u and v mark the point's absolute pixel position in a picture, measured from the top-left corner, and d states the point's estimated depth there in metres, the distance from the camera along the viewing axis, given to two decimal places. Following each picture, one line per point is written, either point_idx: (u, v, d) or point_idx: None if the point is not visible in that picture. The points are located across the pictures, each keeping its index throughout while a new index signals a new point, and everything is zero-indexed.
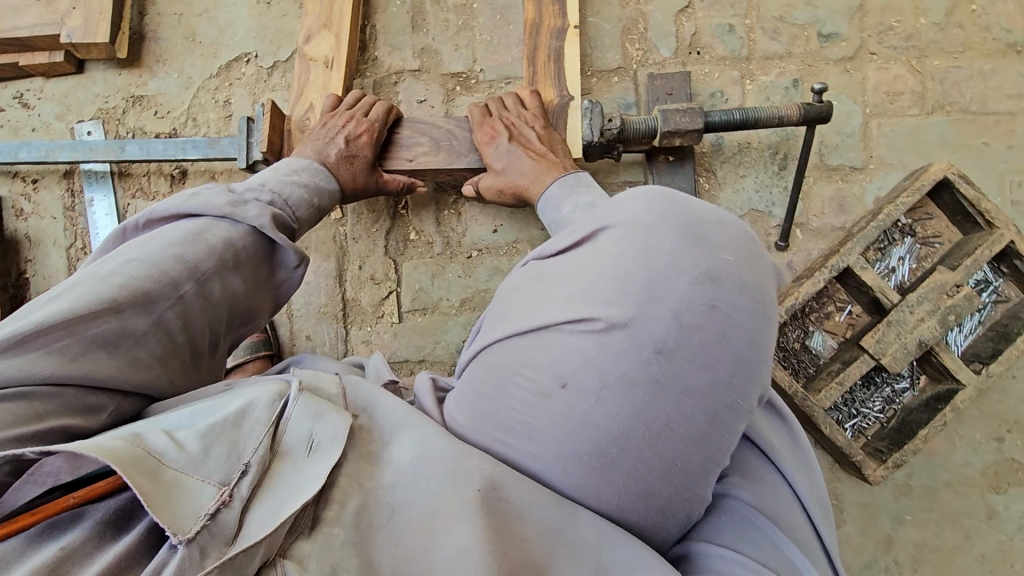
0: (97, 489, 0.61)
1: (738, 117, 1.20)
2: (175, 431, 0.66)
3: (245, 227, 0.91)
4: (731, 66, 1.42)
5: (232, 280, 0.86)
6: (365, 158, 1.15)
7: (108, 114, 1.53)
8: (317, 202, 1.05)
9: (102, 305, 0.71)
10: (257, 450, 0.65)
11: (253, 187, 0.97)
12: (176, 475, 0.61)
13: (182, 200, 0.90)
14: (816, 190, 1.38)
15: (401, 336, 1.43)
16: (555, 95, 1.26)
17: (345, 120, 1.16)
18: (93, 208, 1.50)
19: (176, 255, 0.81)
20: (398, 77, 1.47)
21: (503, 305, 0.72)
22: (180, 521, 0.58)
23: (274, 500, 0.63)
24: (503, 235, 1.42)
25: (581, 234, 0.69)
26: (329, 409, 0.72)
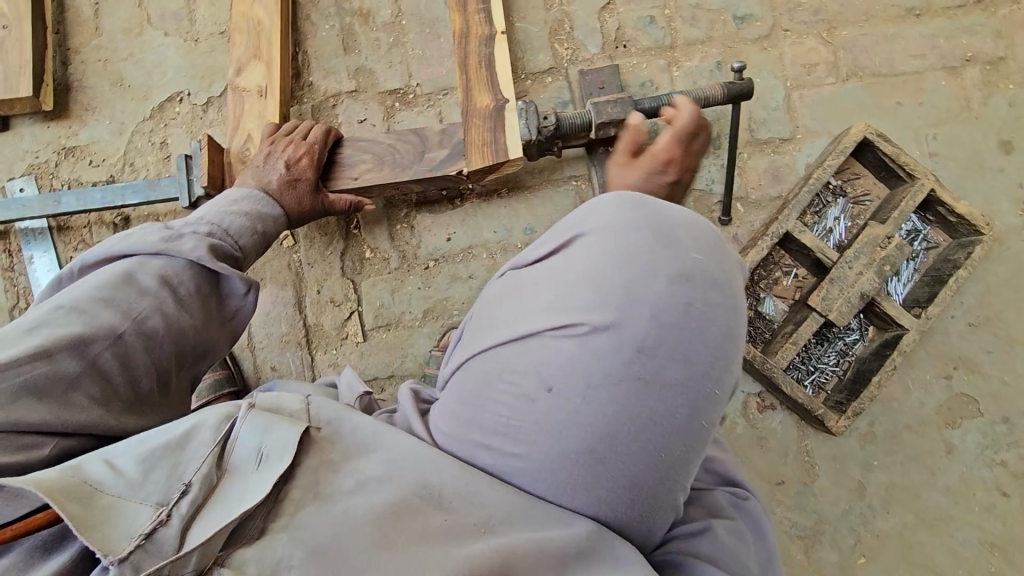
0: (31, 524, 0.58)
1: (666, 102, 1.25)
2: (117, 458, 0.66)
3: (183, 263, 0.89)
4: (656, 56, 1.47)
5: (176, 314, 0.86)
6: (309, 180, 1.15)
7: (40, 169, 1.49)
8: (260, 228, 1.03)
9: (31, 352, 0.69)
10: (199, 469, 0.65)
11: (190, 221, 0.95)
12: (112, 500, 0.60)
13: (115, 242, 0.89)
14: (751, 164, 1.44)
15: (368, 355, 1.41)
16: (489, 99, 1.28)
17: (285, 145, 1.16)
18: (33, 265, 1.46)
19: (106, 300, 0.80)
20: (336, 99, 1.48)
21: (483, 311, 0.68)
22: (110, 543, 0.57)
23: (215, 514, 0.61)
24: (458, 241, 1.43)
25: (556, 242, 0.64)
26: (280, 420, 0.71)
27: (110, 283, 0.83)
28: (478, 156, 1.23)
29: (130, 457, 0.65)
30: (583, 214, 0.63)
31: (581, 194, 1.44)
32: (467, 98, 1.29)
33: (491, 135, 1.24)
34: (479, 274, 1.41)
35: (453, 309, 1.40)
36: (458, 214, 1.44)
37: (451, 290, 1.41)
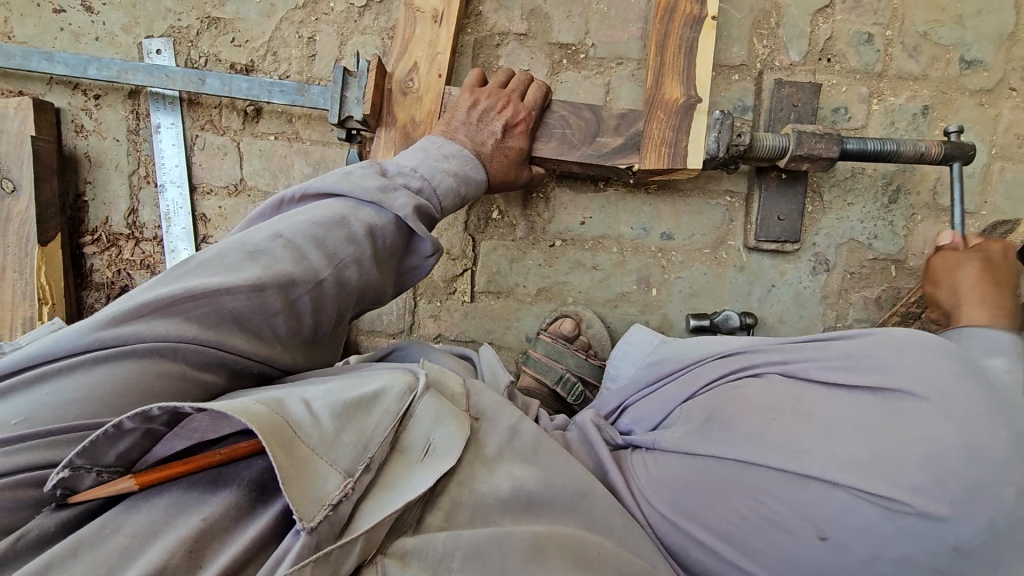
0: (242, 451, 0.65)
1: (872, 149, 1.13)
2: (310, 401, 0.69)
3: (389, 217, 0.86)
4: (861, 82, 1.33)
5: (370, 269, 0.83)
6: (519, 149, 1.10)
7: (180, 34, 1.40)
8: (463, 192, 0.99)
9: (248, 285, 0.70)
10: (380, 445, 0.69)
11: (403, 171, 0.92)
12: (307, 452, 0.63)
13: (335, 177, 0.86)
14: (920, 230, 1.35)
15: (471, 316, 1.41)
16: (681, 93, 1.14)
17: (503, 103, 1.09)
18: (159, 135, 1.40)
19: (315, 241, 0.78)
20: (502, 39, 1.36)
21: (754, 425, 0.77)
22: (305, 506, 0.60)
23: (385, 497, 0.66)
24: (592, 228, 1.37)
25: (872, 380, 0.73)
26: (448, 416, 0.77)
27: (321, 220, 0.80)
28: (652, 156, 1.13)
29: (324, 405, 0.69)
30: (903, 376, 0.71)
31: (732, 212, 1.36)
32: (656, 86, 1.16)
33: (673, 135, 1.13)
34: (605, 266, 1.37)
35: (568, 295, 1.39)
36: (599, 198, 1.36)
37: (571, 275, 1.38)
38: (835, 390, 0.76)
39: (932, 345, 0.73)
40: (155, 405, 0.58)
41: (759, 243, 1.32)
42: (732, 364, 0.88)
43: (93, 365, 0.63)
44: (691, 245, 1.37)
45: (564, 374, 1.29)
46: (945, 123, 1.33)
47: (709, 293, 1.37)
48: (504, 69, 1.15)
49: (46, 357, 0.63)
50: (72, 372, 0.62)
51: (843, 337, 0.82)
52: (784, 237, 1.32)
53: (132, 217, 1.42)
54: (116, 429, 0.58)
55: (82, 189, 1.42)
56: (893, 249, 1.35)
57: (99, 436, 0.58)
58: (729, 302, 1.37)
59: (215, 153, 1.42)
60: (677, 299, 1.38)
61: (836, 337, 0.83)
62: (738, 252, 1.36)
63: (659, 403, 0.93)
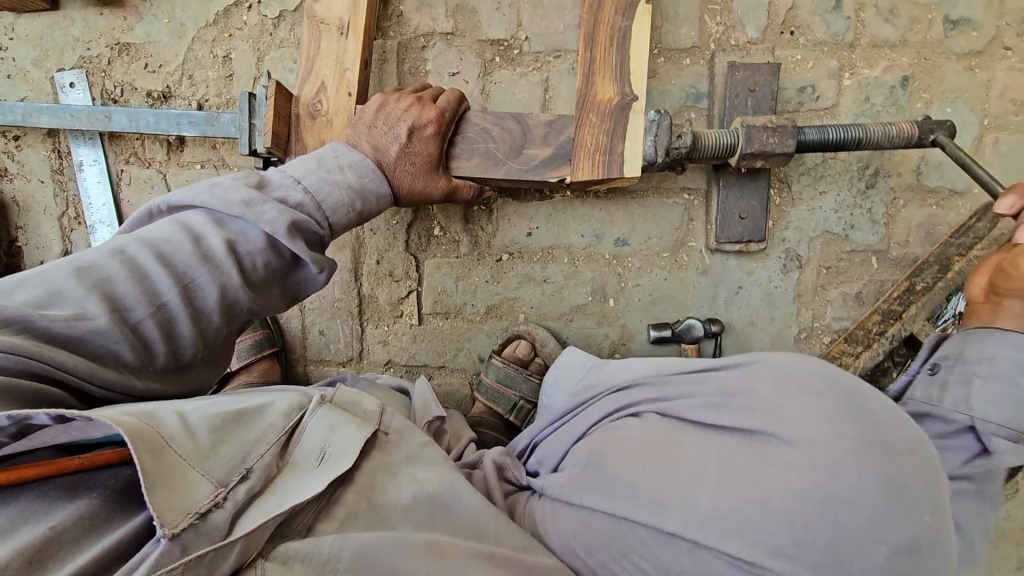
0: (105, 459, 0.59)
1: (835, 138, 0.99)
2: (186, 414, 0.66)
3: (259, 234, 0.78)
4: (829, 54, 1.18)
5: (236, 292, 0.76)
6: (431, 155, 0.98)
7: (92, 64, 1.32)
8: (360, 207, 0.89)
9: (67, 312, 0.65)
10: (262, 456, 0.67)
11: (284, 183, 0.83)
12: (177, 460, 0.60)
13: (201, 188, 0.79)
14: (903, 215, 1.21)
15: (420, 339, 1.34)
16: (614, 92, 1.03)
17: (410, 104, 0.98)
18: (83, 173, 1.34)
19: (161, 260, 0.72)
20: (427, 39, 1.24)
21: (627, 472, 0.75)
22: (169, 512, 0.56)
23: (265, 504, 0.63)
24: (539, 238, 1.27)
25: (747, 426, 0.71)
26: (345, 422, 0.77)
27: (171, 239, 0.74)
28: (586, 165, 1.02)
29: (202, 419, 0.66)
30: (775, 423, 0.69)
31: (691, 211, 1.24)
32: (587, 85, 1.04)
33: (607, 140, 1.02)
34: (556, 278, 1.28)
35: (519, 312, 1.30)
36: (545, 207, 1.26)
37: (520, 290, 1.29)
38: (712, 435, 0.73)
39: (809, 380, 0.71)
40: (3, 414, 0.53)
41: (721, 244, 1.22)
42: (621, 399, 0.86)
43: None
44: (648, 249, 1.26)
45: (518, 401, 1.24)
46: (928, 93, 1.18)
47: (670, 299, 1.27)
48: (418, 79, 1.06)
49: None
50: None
51: (725, 366, 0.79)
52: (748, 237, 1.20)
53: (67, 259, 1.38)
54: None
55: (14, 235, 1.38)
56: (873, 238, 1.22)
57: None
58: (693, 309, 1.27)
59: (142, 187, 1.35)
60: (636, 308, 1.28)
61: (715, 365, 0.80)
62: (700, 253, 1.25)
63: (557, 441, 0.89)
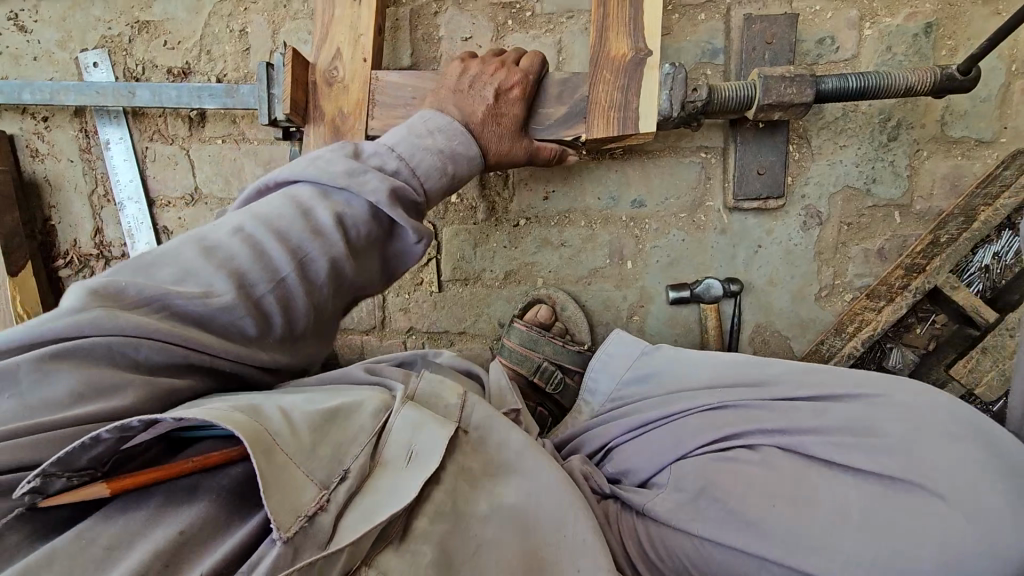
0: (221, 458, 0.62)
1: (854, 85, 0.98)
2: (289, 409, 0.68)
3: (362, 204, 0.82)
4: (849, 3, 1.15)
5: (342, 261, 0.80)
6: (516, 116, 0.98)
7: (113, 43, 1.35)
8: (451, 170, 0.91)
9: (200, 289, 0.69)
10: (358, 457, 0.67)
11: (378, 151, 0.86)
12: (285, 458, 0.61)
13: (304, 165, 0.84)
14: (927, 167, 1.19)
15: (441, 306, 1.36)
16: (628, 47, 1.02)
17: (494, 68, 0.98)
18: (110, 152, 1.38)
19: (277, 234, 0.76)
20: (439, 5, 1.24)
21: (754, 510, 0.80)
22: (281, 514, 0.57)
23: (365, 507, 0.63)
24: (555, 202, 1.28)
25: (883, 467, 0.78)
26: (430, 421, 0.74)
27: (282, 214, 0.78)
28: (600, 123, 1.02)
29: (305, 415, 0.67)
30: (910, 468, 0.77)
31: (708, 169, 1.23)
32: (600, 42, 1.03)
33: (622, 96, 1.01)
34: (574, 242, 1.29)
35: (537, 277, 1.31)
36: (561, 170, 1.26)
37: (538, 255, 1.30)
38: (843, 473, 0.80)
39: (944, 428, 0.78)
40: (134, 418, 0.56)
41: (739, 202, 1.21)
42: (723, 421, 0.89)
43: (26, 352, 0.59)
44: (666, 210, 1.26)
45: (541, 363, 1.24)
46: (952, 40, 1.15)
47: (688, 260, 1.27)
48: (498, 42, 1.05)
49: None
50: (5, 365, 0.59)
51: (843, 399, 0.85)
52: (766, 193, 1.19)
53: (98, 236, 1.42)
54: (90, 441, 0.55)
55: (47, 214, 1.43)
56: (896, 192, 1.21)
57: (73, 446, 0.54)
58: (711, 268, 1.27)
59: (166, 163, 1.38)
60: (654, 270, 1.28)
61: (828, 394, 0.86)
62: (718, 213, 1.25)
63: (648, 454, 0.92)
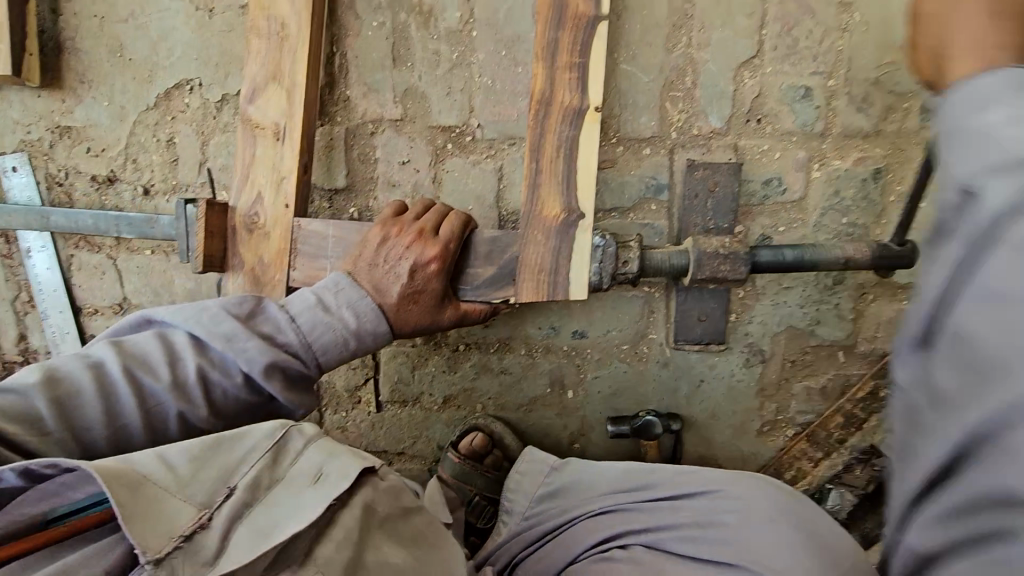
0: (91, 519, 0.65)
1: (790, 259, 0.95)
2: (162, 449, 0.73)
3: (236, 367, 0.82)
4: (797, 145, 1.11)
5: (194, 423, 0.80)
6: (434, 290, 0.94)
7: (33, 147, 1.27)
8: (354, 345, 0.90)
9: (25, 416, 0.69)
10: (245, 475, 0.74)
11: (276, 318, 0.87)
12: (157, 493, 0.67)
13: (189, 308, 0.84)
14: (872, 310, 1.16)
15: (379, 426, 1.32)
16: (561, 208, 0.97)
17: (411, 238, 0.93)
18: (32, 259, 1.31)
19: (133, 379, 0.76)
20: (376, 126, 1.19)
21: None
22: (152, 539, 0.63)
23: (252, 524, 0.70)
24: (495, 329, 1.24)
25: (724, 552, 0.83)
26: (338, 452, 0.83)
27: (149, 359, 0.79)
28: (530, 286, 0.98)
29: (182, 450, 0.73)
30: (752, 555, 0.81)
31: (651, 304, 1.20)
32: (532, 199, 0.98)
33: (553, 260, 0.97)
34: (513, 369, 1.25)
35: (477, 403, 1.28)
36: None
37: (477, 380, 1.26)
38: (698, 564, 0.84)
39: (769, 509, 0.86)
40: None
41: (679, 345, 1.17)
42: (606, 522, 0.95)
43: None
44: (607, 342, 1.22)
45: (473, 495, 1.24)
46: (901, 186, 1.11)
47: (629, 391, 1.24)
48: (421, 199, 1.00)
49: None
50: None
51: (692, 496, 0.91)
52: (706, 339, 1.16)
53: (24, 343, 1.36)
54: None
55: None
56: (841, 334, 1.18)
57: None
58: (652, 400, 1.24)
59: (93, 272, 1.32)
60: (594, 400, 1.25)
61: (683, 492, 0.92)
62: (660, 346, 1.21)
63: (544, 562, 0.97)
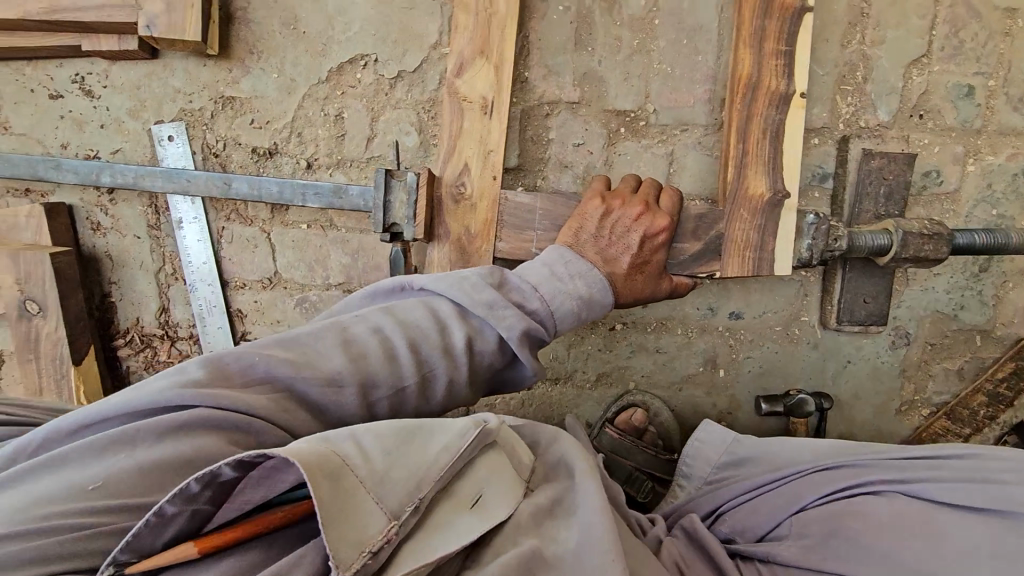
0: (301, 508, 0.63)
1: (984, 243, 1.01)
2: (354, 433, 0.65)
3: (494, 335, 0.84)
4: (957, 140, 1.19)
5: (457, 384, 0.82)
6: (657, 262, 0.99)
7: (193, 117, 1.26)
8: (585, 316, 0.91)
9: (324, 377, 0.72)
10: (430, 484, 0.66)
11: (522, 287, 0.88)
12: (353, 483, 0.60)
13: (449, 279, 0.86)
14: (1009, 298, 1.26)
15: (529, 403, 1.34)
16: (766, 188, 1.02)
17: (640, 211, 0.97)
18: (182, 230, 1.30)
19: (409, 343, 0.79)
20: (552, 107, 1.21)
21: (889, 546, 0.80)
22: (345, 548, 0.57)
23: (425, 545, 0.63)
24: (655, 309, 1.28)
25: (992, 499, 0.81)
26: (501, 473, 0.76)
27: (423, 327, 0.81)
28: (737, 262, 1.02)
29: (373, 438, 0.65)
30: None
31: (807, 288, 1.26)
32: (737, 179, 1.03)
33: (758, 238, 1.02)
34: (669, 349, 1.30)
35: (630, 380, 1.32)
36: None
37: (633, 359, 1.31)
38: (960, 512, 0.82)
39: None
40: (192, 478, 0.55)
41: (841, 326, 1.23)
42: (841, 475, 0.91)
43: (106, 453, 0.59)
44: (762, 323, 1.28)
45: (633, 471, 1.25)
46: None
47: (779, 371, 1.30)
48: (634, 176, 1.05)
49: (90, 424, 0.63)
50: (67, 468, 0.58)
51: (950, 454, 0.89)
52: (865, 321, 1.22)
53: (165, 316, 1.34)
54: (158, 517, 0.55)
55: (108, 290, 1.34)
56: (981, 319, 1.26)
57: (142, 526, 0.54)
58: (801, 380, 1.30)
59: (244, 246, 1.31)
60: (745, 378, 1.31)
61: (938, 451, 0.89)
62: (812, 328, 1.28)
63: (762, 512, 0.93)
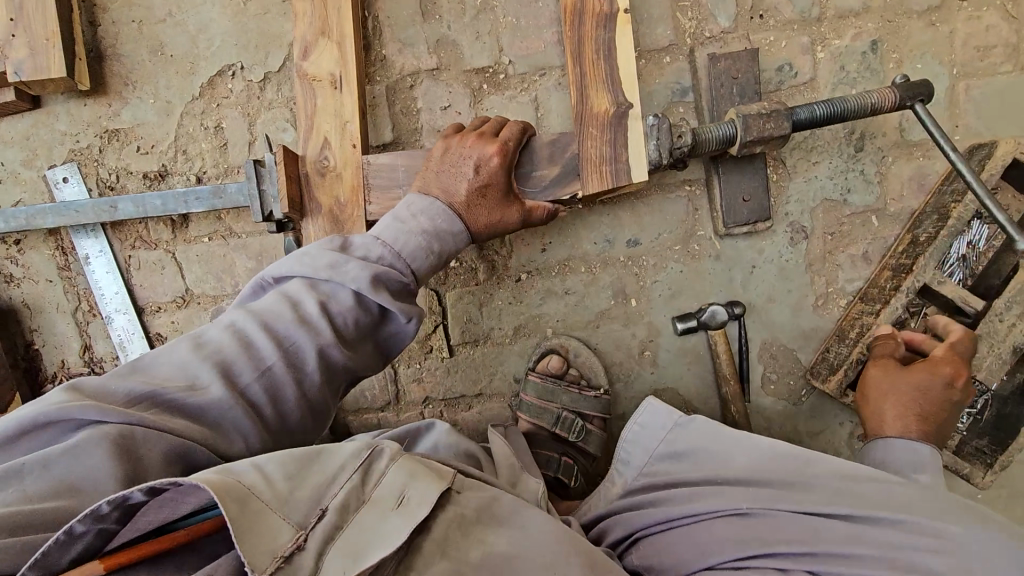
0: (208, 526, 0.61)
1: (822, 112, 1.04)
2: (255, 460, 0.63)
3: (348, 293, 0.84)
4: (800, 31, 1.23)
5: (328, 351, 0.81)
6: (501, 186, 1.00)
7: (83, 155, 1.32)
8: (437, 248, 0.93)
9: (186, 384, 0.72)
10: (337, 494, 0.62)
11: (365, 242, 0.90)
12: (262, 507, 0.58)
13: (295, 260, 0.88)
14: (894, 171, 1.27)
15: (454, 370, 1.33)
16: (609, 103, 1.06)
17: (476, 142, 1.01)
18: (91, 265, 1.33)
19: (261, 325, 0.79)
20: (414, 78, 1.27)
21: None
22: (257, 558, 0.54)
23: (349, 542, 0.59)
24: (554, 253, 1.30)
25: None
26: (423, 472, 0.68)
27: (274, 308, 0.81)
28: (594, 178, 1.05)
29: (276, 462, 0.63)
30: None
31: (695, 202, 1.28)
32: (582, 101, 1.07)
33: (611, 150, 1.05)
34: (577, 289, 1.31)
35: (546, 328, 1.32)
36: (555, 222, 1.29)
37: (544, 306, 1.31)
38: None
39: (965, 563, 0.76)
40: (102, 500, 0.52)
41: (730, 229, 1.26)
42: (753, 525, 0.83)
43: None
44: (660, 245, 1.29)
45: (561, 413, 1.25)
46: (897, 53, 1.23)
47: (689, 289, 1.30)
48: (480, 118, 1.09)
49: None
50: None
51: (871, 521, 0.82)
52: (753, 219, 1.25)
53: (88, 353, 1.37)
54: (67, 534, 0.53)
55: (30, 338, 1.37)
56: (871, 198, 1.27)
57: (49, 545, 0.52)
58: (713, 295, 1.30)
59: (152, 270, 1.34)
60: (658, 304, 1.31)
61: (859, 515, 0.82)
62: (710, 240, 1.29)
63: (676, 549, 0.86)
